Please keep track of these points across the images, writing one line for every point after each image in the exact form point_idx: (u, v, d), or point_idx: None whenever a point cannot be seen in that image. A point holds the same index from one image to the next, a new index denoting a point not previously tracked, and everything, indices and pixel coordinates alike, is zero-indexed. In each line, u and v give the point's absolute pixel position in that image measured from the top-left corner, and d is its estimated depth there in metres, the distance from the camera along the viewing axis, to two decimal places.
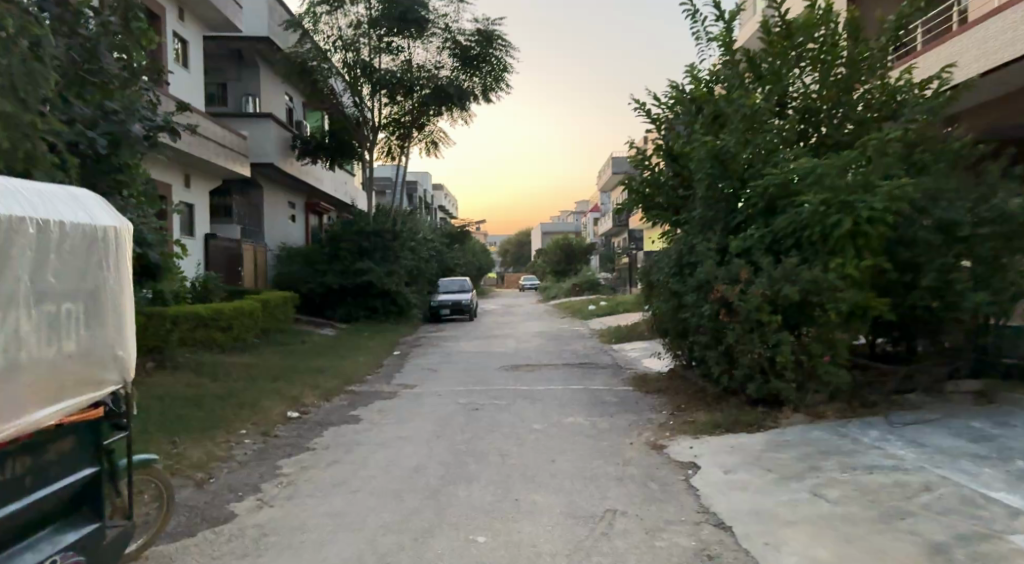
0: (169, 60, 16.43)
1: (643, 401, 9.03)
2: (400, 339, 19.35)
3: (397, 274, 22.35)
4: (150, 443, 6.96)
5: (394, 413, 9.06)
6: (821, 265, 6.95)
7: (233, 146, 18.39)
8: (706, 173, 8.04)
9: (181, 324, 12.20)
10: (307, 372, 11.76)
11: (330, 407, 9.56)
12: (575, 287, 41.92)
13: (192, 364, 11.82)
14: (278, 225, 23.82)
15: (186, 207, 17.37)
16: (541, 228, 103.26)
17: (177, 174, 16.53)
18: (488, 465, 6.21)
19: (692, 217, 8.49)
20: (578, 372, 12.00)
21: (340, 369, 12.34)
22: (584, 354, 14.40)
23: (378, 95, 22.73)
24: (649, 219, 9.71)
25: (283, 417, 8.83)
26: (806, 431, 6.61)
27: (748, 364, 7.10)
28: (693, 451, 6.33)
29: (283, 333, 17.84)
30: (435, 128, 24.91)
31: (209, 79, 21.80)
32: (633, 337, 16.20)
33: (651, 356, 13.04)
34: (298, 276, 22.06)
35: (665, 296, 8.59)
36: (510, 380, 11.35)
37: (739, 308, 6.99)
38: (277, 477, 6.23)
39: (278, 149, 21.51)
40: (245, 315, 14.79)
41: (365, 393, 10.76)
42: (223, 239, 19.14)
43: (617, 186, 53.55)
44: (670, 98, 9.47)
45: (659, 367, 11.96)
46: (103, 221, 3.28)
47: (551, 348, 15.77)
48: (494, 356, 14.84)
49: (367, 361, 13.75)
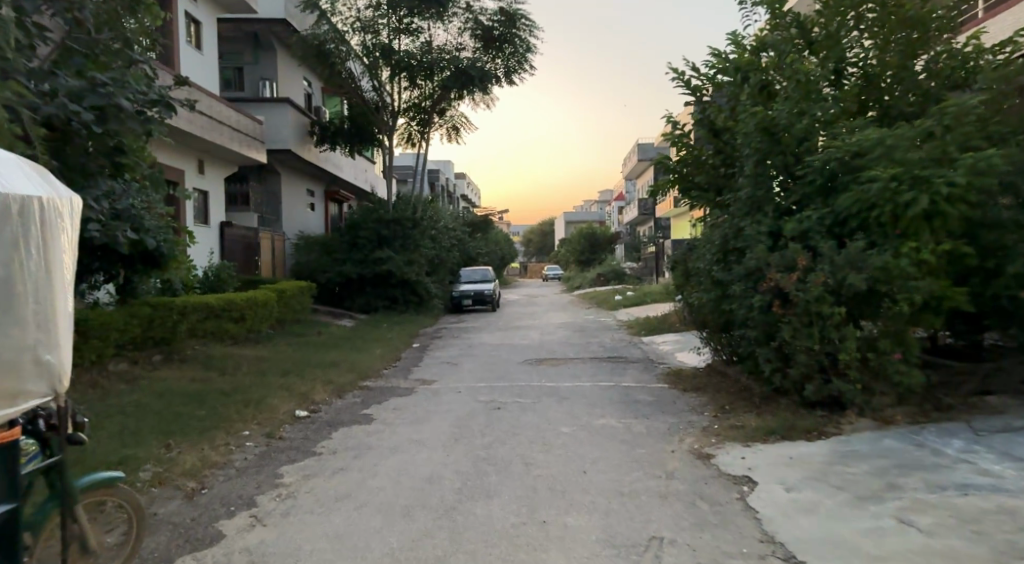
0: (181, 42, 15.92)
1: (681, 401, 8.21)
2: (420, 330, 18.70)
3: (418, 263, 21.69)
4: (142, 447, 6.37)
5: (410, 412, 8.38)
6: (891, 250, 6.06)
7: (247, 131, 17.85)
8: (755, 148, 7.16)
9: (190, 316, 11.68)
10: (320, 366, 11.16)
11: (341, 405, 8.93)
12: (600, 277, 40.99)
13: (201, 358, 11.30)
14: (296, 214, 23.33)
15: (200, 194, 16.91)
16: (565, 217, 102.13)
17: (190, 159, 16.06)
18: (511, 477, 5.48)
19: (737, 197, 7.61)
20: (606, 367, 11.21)
21: (355, 363, 11.70)
22: (612, 347, 13.58)
23: (397, 78, 21.98)
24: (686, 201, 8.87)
25: (291, 416, 8.22)
26: (876, 439, 5.75)
27: (806, 363, 6.25)
28: (746, 464, 5.52)
29: (299, 324, 17.29)
30: (456, 113, 24.12)
31: (226, 63, 21.30)
32: (664, 330, 15.35)
33: (686, 351, 12.17)
34: (316, 265, 21.53)
35: (706, 287, 7.75)
36: (534, 377, 10.59)
37: (797, 299, 6.13)
38: (275, 488, 5.58)
39: (296, 135, 20.95)
40: (259, 305, 14.24)
41: (379, 389, 10.11)
42: (239, 228, 18.65)
43: (643, 174, 52.37)
44: (711, 68, 8.57)
45: (694, 362, 11.14)
46: (23, 190, 2.61)
47: (578, 341, 14.99)
48: (517, 349, 14.09)
49: (384, 355, 13.11)
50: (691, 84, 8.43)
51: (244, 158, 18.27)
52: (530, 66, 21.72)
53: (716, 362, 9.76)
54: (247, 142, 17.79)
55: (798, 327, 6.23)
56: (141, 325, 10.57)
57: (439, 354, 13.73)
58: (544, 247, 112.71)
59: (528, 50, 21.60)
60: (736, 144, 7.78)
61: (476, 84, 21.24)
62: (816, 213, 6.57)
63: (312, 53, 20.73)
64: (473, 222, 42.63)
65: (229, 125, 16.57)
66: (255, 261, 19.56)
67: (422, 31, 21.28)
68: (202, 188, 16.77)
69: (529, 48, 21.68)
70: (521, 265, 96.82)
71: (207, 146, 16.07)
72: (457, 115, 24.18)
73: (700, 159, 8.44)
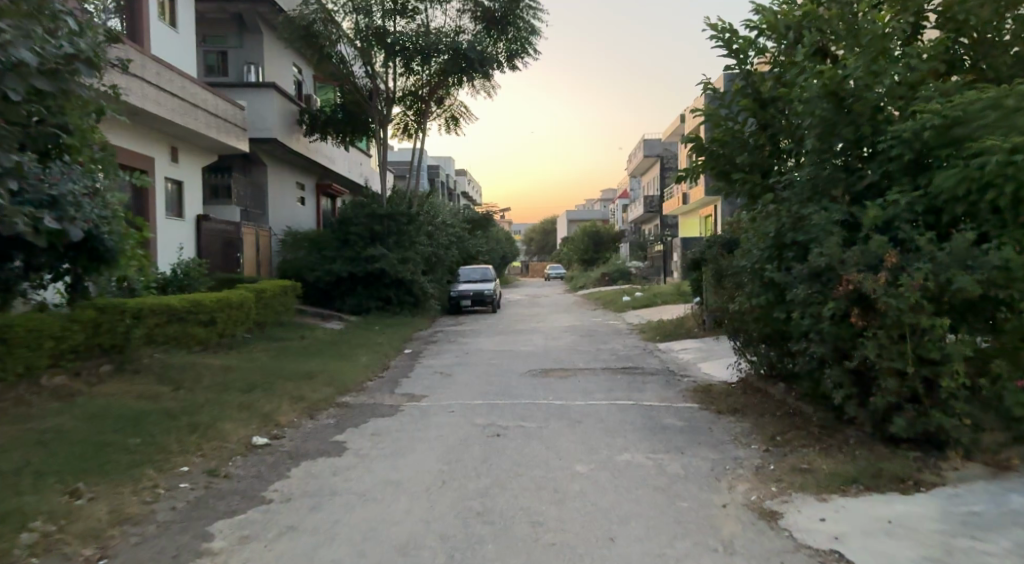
0: (152, 18, 14.50)
1: (719, 428, 6.78)
2: (415, 334, 17.29)
3: (413, 261, 20.28)
4: (39, 494, 4.98)
5: (391, 440, 6.96)
6: (1011, 243, 4.55)
7: (227, 118, 16.44)
8: (818, 117, 5.68)
9: (147, 319, 10.28)
10: (294, 378, 9.78)
11: (310, 429, 7.54)
12: (604, 275, 39.66)
13: (160, 370, 9.96)
14: (283, 208, 21.92)
15: (174, 185, 15.58)
16: (568, 215, 100.59)
17: (162, 145, 14.73)
18: (511, 549, 4.03)
19: (791, 180, 6.13)
20: (622, 380, 9.78)
21: (335, 374, 10.26)
22: (626, 356, 12.12)
23: (392, 64, 20.55)
24: (719, 189, 7.45)
25: (247, 445, 6.84)
26: (999, 495, 4.29)
27: (895, 391, 4.79)
28: (830, 530, 4.08)
29: (281, 326, 15.90)
30: (455, 101, 22.68)
31: (208, 47, 19.91)
32: (681, 334, 13.95)
33: (716, 361, 10.67)
34: (304, 263, 20.12)
35: (752, 291, 6.32)
36: (541, 392, 9.15)
37: (884, 308, 4.66)
38: (197, 559, 4.16)
39: (282, 123, 19.52)
40: (232, 307, 12.91)
41: (359, 407, 8.71)
42: (218, 221, 17.30)
43: (647, 171, 50.98)
44: (754, 28, 7.11)
45: (722, 374, 9.71)
46: None
47: (586, 347, 13.59)
48: (521, 357, 12.64)
49: (370, 363, 11.70)
50: (730, 45, 6.97)
51: (223, 147, 16.88)
52: (534, 51, 20.18)
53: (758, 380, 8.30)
54: (225, 128, 16.34)
55: (885, 344, 4.77)
56: (87, 331, 9.18)
57: (432, 363, 12.32)
58: (546, 245, 111.43)
59: (532, 34, 20.04)
60: (790, 116, 6.31)
61: (476, 70, 19.77)
62: (903, 195, 5.09)
63: (299, 35, 19.30)
64: (473, 219, 41.30)
65: (203, 108, 15.19)
66: (236, 258, 18.16)
67: (419, 13, 19.80)
68: (175, 178, 15.39)
69: (534, 31, 20.12)
70: (522, 265, 95.76)
71: (179, 131, 14.71)
72: (455, 104, 22.73)
73: (742, 137, 7.00)
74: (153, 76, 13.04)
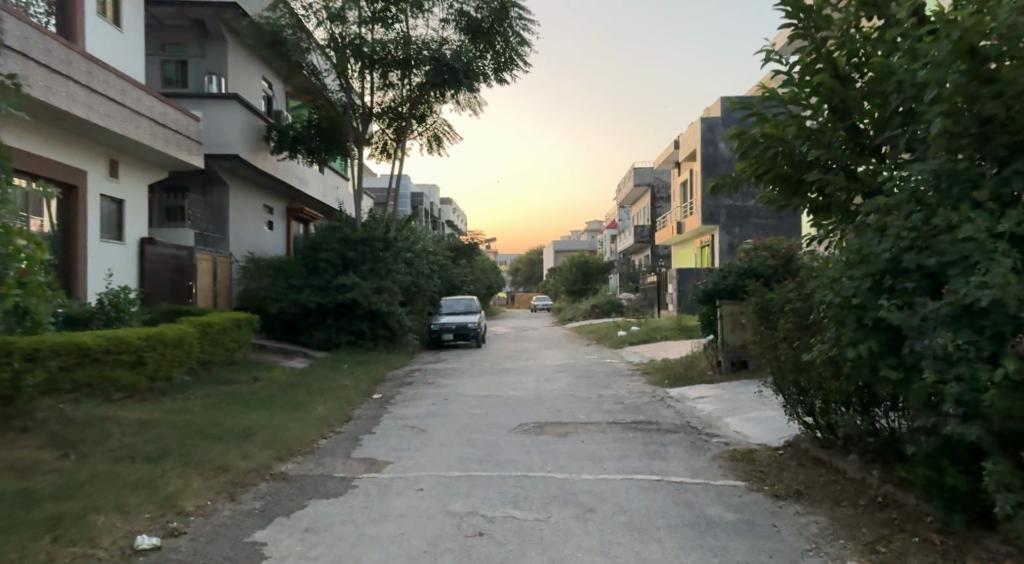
0: (89, 12, 12.68)
1: (790, 528, 4.87)
2: (388, 373, 15.27)
3: (389, 291, 18.33)
4: None
5: (330, 540, 4.94)
6: None
7: (178, 130, 14.57)
8: (951, 87, 3.88)
9: (46, 362, 8.26)
10: (226, 438, 7.79)
11: (223, 520, 5.52)
12: (594, 308, 38.02)
13: (57, 426, 7.91)
14: (247, 232, 20.00)
15: (114, 203, 13.67)
16: (554, 246, 99.26)
17: (99, 157, 12.88)
18: None
19: (899, 180, 4.33)
20: (635, 440, 7.86)
21: (281, 431, 8.24)
22: (633, 405, 10.22)
23: (369, 77, 18.81)
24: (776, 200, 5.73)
25: (124, 552, 4.70)
26: None
27: None
28: None
29: (233, 366, 13.86)
30: (438, 119, 21.04)
31: (166, 56, 18.20)
32: (693, 377, 12.14)
33: (747, 415, 8.84)
34: (268, 293, 18.14)
35: (844, 337, 4.48)
36: (537, 458, 7.16)
37: None
38: None
39: (246, 138, 17.73)
40: (166, 345, 10.90)
41: (300, 480, 6.70)
42: (167, 245, 15.34)
43: (637, 200, 49.82)
44: None
45: (762, 435, 7.80)
46: None
47: (585, 392, 11.71)
48: (509, 405, 10.66)
49: (328, 413, 9.73)
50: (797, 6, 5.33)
51: (174, 162, 14.99)
52: (524, 63, 18.58)
53: (821, 449, 6.43)
54: (176, 140, 14.47)
55: None
56: None
57: (403, 412, 10.32)
58: (532, 277, 110.04)
59: (522, 45, 18.47)
60: (897, 94, 4.55)
61: (461, 83, 18.11)
62: None
63: (266, 43, 17.71)
64: (456, 247, 39.52)
65: (148, 117, 13.33)
66: (188, 286, 16.17)
67: (398, 22, 18.01)
68: (114, 194, 13.47)
69: (525, 42, 18.53)
70: (507, 296, 94.21)
71: (117, 141, 12.85)
72: (439, 122, 21.10)
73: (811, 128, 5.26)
74: (83, 76, 11.26)
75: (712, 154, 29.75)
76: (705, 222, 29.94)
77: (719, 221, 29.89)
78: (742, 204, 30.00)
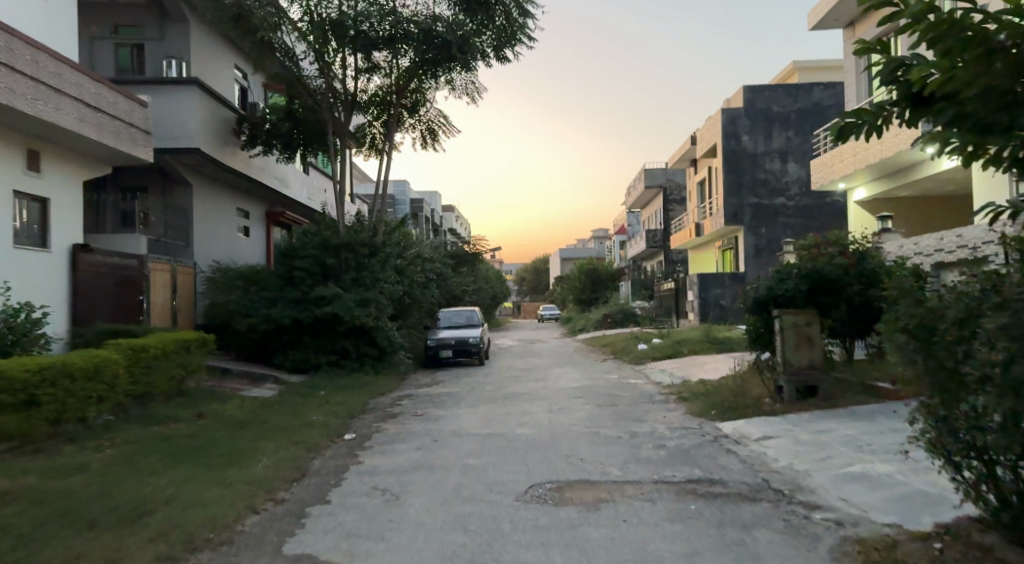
0: None
1: None
2: (371, 403, 12.75)
3: (375, 304, 15.81)
4: None
5: None
6: None
7: (118, 116, 12.22)
8: None
9: None
10: (97, 525, 5.27)
11: None
12: (606, 318, 35.47)
13: None
14: (216, 239, 17.75)
15: (36, 202, 11.29)
16: (561, 254, 96.77)
17: (9, 145, 10.48)
18: None
19: None
20: (703, 519, 5.34)
21: (188, 510, 5.74)
22: (681, 450, 7.72)
23: (350, 58, 16.40)
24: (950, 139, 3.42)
25: None
26: None
27: None
28: None
29: (180, 398, 11.42)
30: (432, 108, 18.63)
31: (120, 39, 15.97)
32: (748, 408, 9.60)
33: (847, 473, 6.31)
34: (235, 307, 15.73)
35: None
36: (559, 559, 4.62)
37: None
38: None
39: (210, 130, 15.48)
40: (76, 379, 8.43)
41: None
42: (110, 254, 13.00)
43: (649, 204, 47.41)
44: None
45: (888, 512, 5.26)
46: None
47: (613, 429, 9.18)
48: (515, 452, 8.12)
49: (274, 471, 7.22)
50: None
51: (115, 154, 12.62)
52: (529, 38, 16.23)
53: None
54: (114, 128, 12.12)
55: None
56: None
57: (376, 465, 7.81)
58: (538, 286, 107.73)
59: (525, 17, 16.10)
60: None
61: (456, 60, 15.67)
62: None
63: (229, 17, 15.22)
64: (455, 255, 37.13)
65: (73, 96, 10.96)
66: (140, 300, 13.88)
67: None
68: (35, 192, 11.10)
69: (528, 14, 16.20)
70: (514, 307, 92.32)
71: (29, 126, 10.45)
72: (433, 114, 18.70)
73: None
74: None
75: (735, 148, 27.36)
76: (728, 222, 27.47)
77: (743, 221, 27.45)
78: (768, 203, 27.54)
